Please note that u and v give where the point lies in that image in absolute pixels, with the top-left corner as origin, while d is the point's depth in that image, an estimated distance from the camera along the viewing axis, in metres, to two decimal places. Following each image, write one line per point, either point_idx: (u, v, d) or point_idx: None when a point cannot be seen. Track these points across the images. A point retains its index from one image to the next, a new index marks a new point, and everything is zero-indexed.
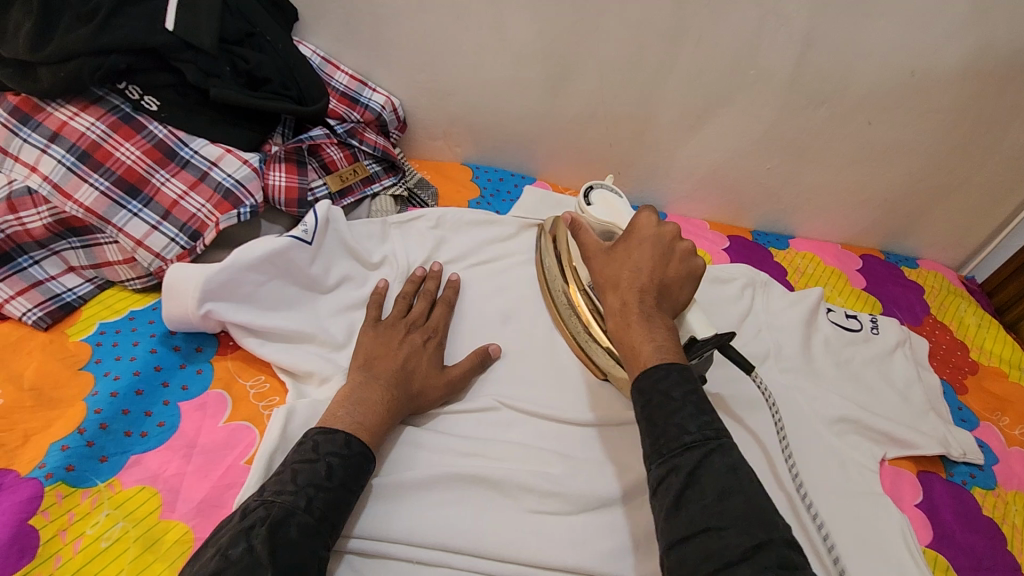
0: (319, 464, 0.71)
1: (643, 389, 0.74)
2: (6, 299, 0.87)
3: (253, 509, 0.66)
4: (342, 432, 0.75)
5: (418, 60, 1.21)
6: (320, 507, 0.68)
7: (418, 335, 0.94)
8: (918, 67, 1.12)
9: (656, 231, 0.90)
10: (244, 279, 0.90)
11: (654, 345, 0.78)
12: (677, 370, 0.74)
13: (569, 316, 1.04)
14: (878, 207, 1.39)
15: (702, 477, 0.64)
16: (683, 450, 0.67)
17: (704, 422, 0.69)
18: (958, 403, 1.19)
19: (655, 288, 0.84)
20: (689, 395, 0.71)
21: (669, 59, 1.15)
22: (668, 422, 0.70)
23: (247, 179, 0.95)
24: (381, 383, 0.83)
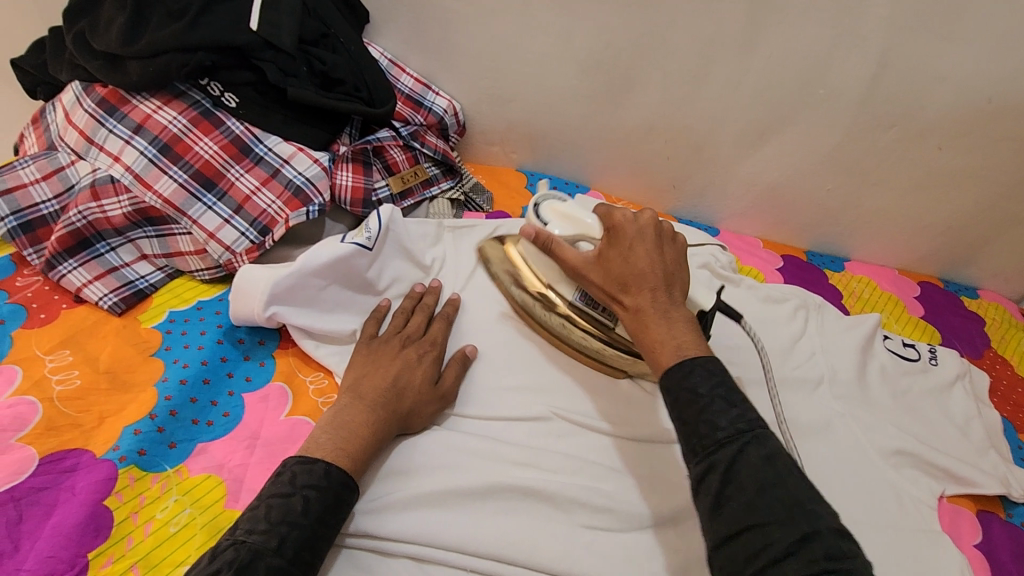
0: (294, 499, 0.69)
1: (670, 387, 0.71)
2: (85, 284, 0.90)
3: (222, 550, 0.64)
4: (323, 462, 0.72)
5: (483, 66, 1.22)
6: (294, 547, 0.65)
7: (413, 350, 0.92)
8: (997, 93, 1.09)
9: (639, 226, 0.85)
10: (306, 283, 0.91)
11: (675, 346, 0.75)
12: (702, 366, 0.71)
13: (551, 319, 1.01)
14: (940, 234, 1.35)
15: (739, 473, 0.62)
16: (717, 448, 0.65)
17: (737, 415, 0.66)
18: (1019, 441, 1.15)
19: (664, 284, 0.80)
20: (718, 388, 0.68)
21: (736, 74, 1.14)
22: (699, 420, 0.67)
23: (317, 177, 0.97)
24: (363, 405, 0.81)
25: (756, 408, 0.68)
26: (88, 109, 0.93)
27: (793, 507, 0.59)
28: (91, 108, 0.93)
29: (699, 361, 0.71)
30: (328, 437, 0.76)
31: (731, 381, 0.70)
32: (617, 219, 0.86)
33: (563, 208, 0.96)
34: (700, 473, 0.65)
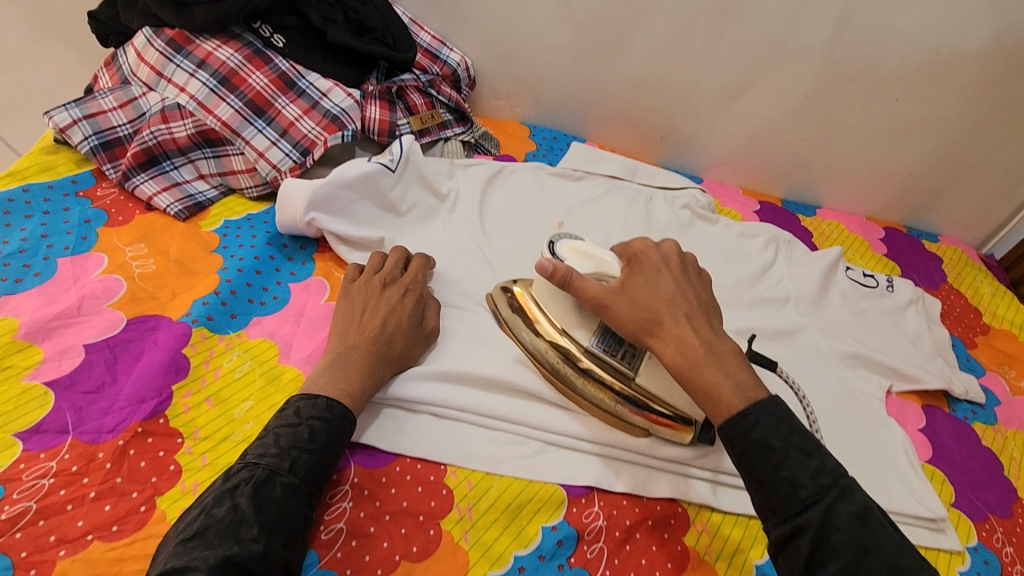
0: (301, 428, 0.75)
1: (737, 441, 0.71)
2: (154, 194, 1.06)
3: (238, 471, 0.70)
4: (324, 397, 0.78)
5: (492, 26, 1.38)
6: (303, 467, 0.72)
7: (395, 291, 0.95)
8: (944, 45, 1.24)
9: (661, 253, 0.88)
10: (340, 196, 1.06)
11: (732, 384, 0.74)
12: (767, 413, 0.71)
13: (562, 366, 0.93)
14: (903, 181, 1.50)
15: (832, 534, 0.64)
16: (802, 509, 0.66)
17: (815, 465, 0.68)
18: (967, 355, 1.30)
19: (696, 311, 0.81)
20: (794, 442, 0.70)
21: (715, 30, 1.29)
22: (777, 478, 0.68)
23: (351, 108, 1.13)
24: (361, 351, 0.85)
25: (832, 457, 0.70)
26: (159, 47, 1.10)
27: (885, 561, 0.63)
28: (161, 47, 1.10)
29: (763, 407, 0.72)
30: (326, 380, 0.81)
31: (798, 428, 0.71)
32: (638, 247, 0.89)
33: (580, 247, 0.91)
34: (782, 533, 0.67)
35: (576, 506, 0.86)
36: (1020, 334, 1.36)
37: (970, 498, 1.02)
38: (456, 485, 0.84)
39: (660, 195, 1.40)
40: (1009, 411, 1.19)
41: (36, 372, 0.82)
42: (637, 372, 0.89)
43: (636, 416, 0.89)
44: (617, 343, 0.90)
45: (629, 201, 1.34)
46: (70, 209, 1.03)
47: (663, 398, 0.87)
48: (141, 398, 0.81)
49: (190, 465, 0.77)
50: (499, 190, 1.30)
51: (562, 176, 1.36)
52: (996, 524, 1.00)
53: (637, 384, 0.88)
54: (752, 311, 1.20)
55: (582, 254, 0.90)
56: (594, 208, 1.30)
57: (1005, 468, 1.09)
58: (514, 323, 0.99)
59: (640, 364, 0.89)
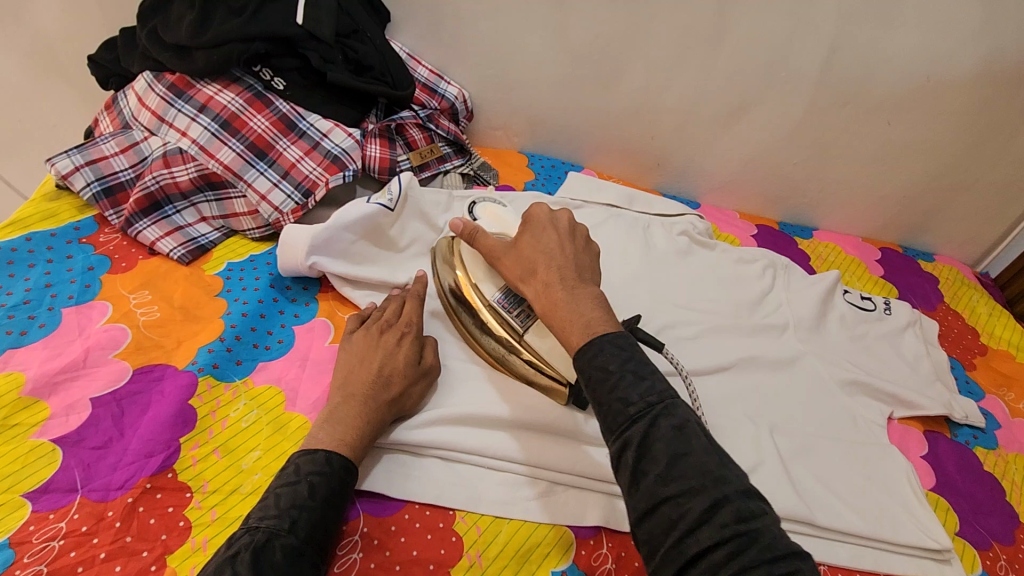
0: (301, 485, 0.73)
1: (583, 367, 0.70)
2: (157, 239, 1.07)
3: (237, 536, 0.69)
4: (323, 451, 0.78)
5: (488, 59, 1.40)
6: (304, 527, 0.70)
7: (392, 335, 0.93)
8: (933, 73, 1.26)
9: (550, 217, 0.91)
10: (340, 237, 1.06)
11: (584, 322, 0.75)
12: (611, 342, 0.71)
13: (471, 322, 1.00)
14: (897, 202, 1.52)
15: (654, 445, 0.62)
16: (630, 423, 0.64)
17: (650, 386, 0.66)
18: (966, 377, 1.31)
19: (570, 265, 0.83)
20: (630, 365, 0.68)
21: (709, 61, 1.31)
22: (611, 397, 0.66)
23: (351, 148, 1.14)
24: (356, 401, 0.84)
25: (664, 378, 0.68)
26: (159, 92, 1.11)
27: (710, 470, 0.60)
28: (162, 92, 1.11)
29: (608, 338, 0.71)
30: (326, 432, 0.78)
31: (639, 356, 0.70)
32: (532, 211, 0.92)
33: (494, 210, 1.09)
34: (618, 450, 0.64)
35: (585, 549, 0.86)
36: (1018, 354, 1.38)
37: (974, 525, 1.03)
38: (465, 531, 0.85)
39: (658, 222, 1.41)
40: (1009, 435, 1.20)
41: (43, 428, 0.82)
42: (526, 329, 0.95)
43: (521, 366, 0.96)
44: (515, 302, 0.96)
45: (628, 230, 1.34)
46: (74, 257, 1.03)
47: (540, 352, 0.94)
48: (149, 453, 0.81)
49: (199, 521, 0.77)
50: (498, 219, 1.29)
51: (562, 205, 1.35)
52: (1000, 552, 1.01)
53: (526, 341, 0.95)
54: (753, 340, 1.21)
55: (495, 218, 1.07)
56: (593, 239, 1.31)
57: (1008, 493, 1.09)
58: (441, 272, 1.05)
59: (531, 323, 0.95)
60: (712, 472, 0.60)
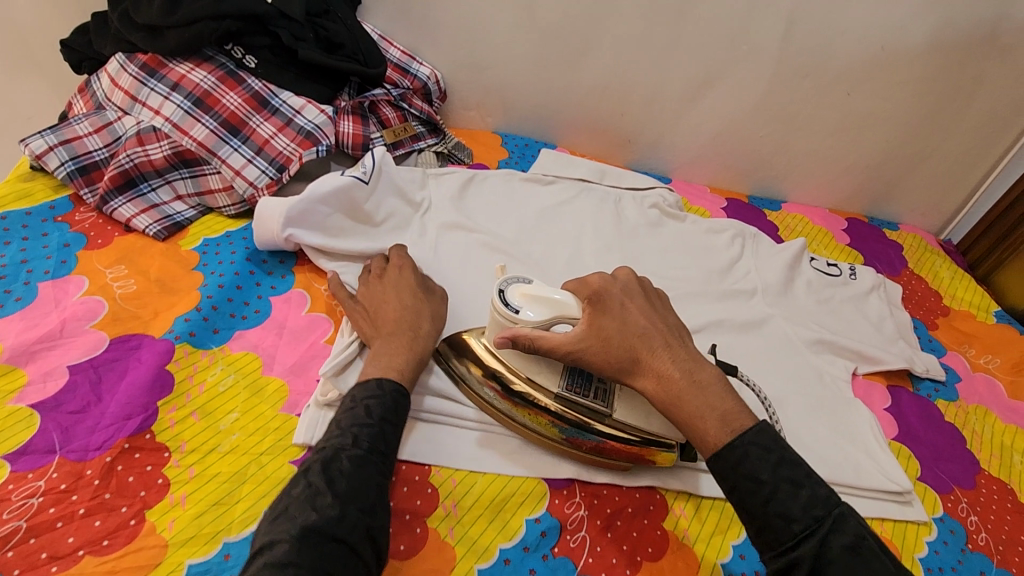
0: (358, 408, 0.78)
1: (727, 475, 0.72)
2: (132, 216, 1.08)
3: (308, 458, 0.74)
4: (374, 378, 0.83)
5: (459, 39, 1.42)
6: (366, 440, 0.75)
7: (393, 274, 1.00)
8: (888, 42, 1.31)
9: (625, 281, 0.87)
10: (314, 210, 1.08)
11: (719, 417, 0.75)
12: (755, 444, 0.72)
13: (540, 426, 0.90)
14: (861, 172, 1.56)
15: (827, 567, 0.65)
16: (797, 542, 0.67)
17: (807, 495, 0.69)
18: (929, 336, 1.35)
19: (668, 334, 0.82)
20: (784, 472, 0.70)
21: (673, 36, 1.35)
22: (769, 513, 0.69)
23: (324, 124, 1.16)
24: (402, 336, 0.90)
25: (824, 485, 0.70)
26: (131, 72, 1.13)
27: (871, 571, 0.64)
28: (134, 72, 1.13)
29: (749, 439, 0.72)
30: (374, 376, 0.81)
31: (788, 458, 0.71)
32: (596, 283, 0.87)
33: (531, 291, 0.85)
34: (781, 568, 0.68)
35: (558, 498, 0.89)
36: (979, 314, 1.43)
37: (936, 471, 1.07)
38: (440, 483, 0.87)
39: (629, 195, 1.44)
40: (969, 388, 1.25)
41: (20, 394, 0.83)
42: (613, 408, 0.88)
43: (621, 454, 0.89)
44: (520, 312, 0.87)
45: (599, 203, 1.38)
46: (49, 234, 1.04)
47: (639, 427, 0.87)
48: (128, 415, 0.82)
49: (177, 478, 0.79)
50: (471, 195, 1.32)
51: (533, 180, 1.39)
52: (960, 495, 1.04)
53: (617, 420, 0.87)
54: (722, 304, 1.25)
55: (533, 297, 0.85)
56: (563, 212, 1.34)
57: (968, 441, 1.14)
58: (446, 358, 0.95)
59: (614, 398, 0.88)
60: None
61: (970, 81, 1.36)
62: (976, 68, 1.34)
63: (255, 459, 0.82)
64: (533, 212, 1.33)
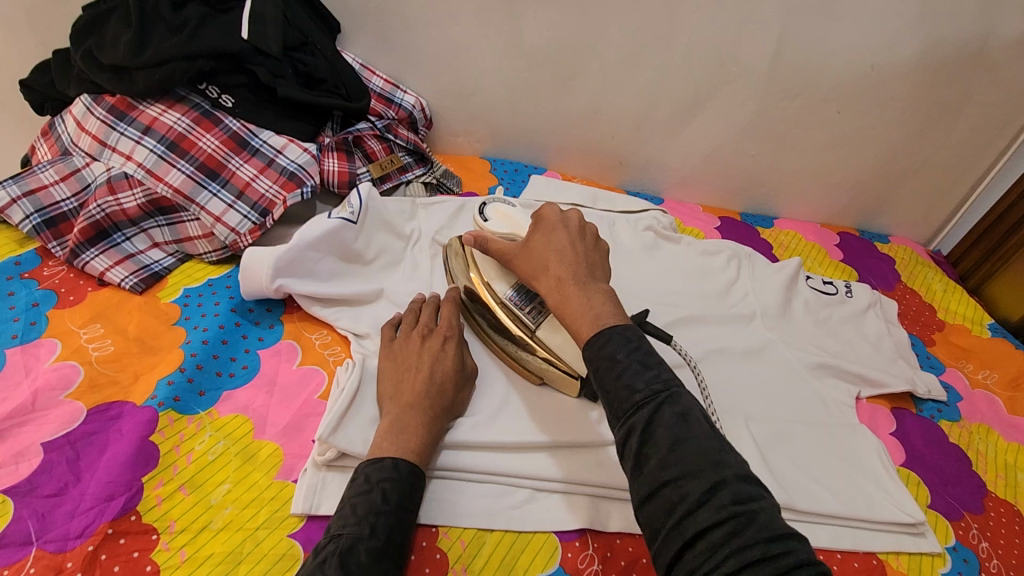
0: (374, 493, 0.75)
1: (591, 357, 0.70)
2: (106, 269, 1.02)
3: (323, 544, 0.71)
4: (390, 457, 0.79)
5: (444, 66, 1.38)
6: (383, 530, 0.72)
7: (436, 340, 0.94)
8: (876, 62, 1.31)
9: (560, 218, 0.89)
10: (304, 256, 1.03)
11: (596, 314, 0.75)
12: (620, 332, 0.71)
13: (484, 320, 1.04)
14: (851, 187, 1.56)
15: (657, 431, 0.63)
16: (636, 410, 0.65)
17: (654, 375, 0.67)
18: (927, 353, 1.35)
19: (585, 261, 0.82)
20: (637, 353, 0.68)
21: (662, 59, 1.33)
22: (618, 385, 0.67)
23: (308, 163, 1.11)
24: (418, 407, 0.85)
25: (669, 367, 0.68)
26: (99, 115, 1.07)
27: (709, 454, 0.61)
28: (102, 115, 1.06)
29: (616, 328, 0.71)
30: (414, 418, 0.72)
31: (646, 347, 0.70)
32: (543, 212, 0.90)
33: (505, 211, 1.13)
34: (623, 437, 0.65)
35: (571, 551, 0.85)
36: (973, 327, 1.43)
37: (945, 497, 1.06)
38: (449, 547, 0.83)
39: (622, 220, 1.42)
40: (970, 406, 1.24)
41: None
42: (538, 326, 0.97)
43: (534, 362, 0.98)
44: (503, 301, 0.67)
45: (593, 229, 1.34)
46: (16, 293, 0.98)
47: (551, 345, 0.95)
48: (110, 496, 0.76)
49: (168, 563, 0.73)
50: (465, 221, 1.25)
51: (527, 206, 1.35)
52: (971, 521, 1.04)
53: (538, 336, 0.96)
54: (723, 332, 1.23)
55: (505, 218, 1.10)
56: None
57: (974, 463, 1.13)
58: (455, 273, 1.09)
59: (543, 320, 0.97)
60: (712, 458, 0.60)
61: (957, 97, 1.36)
62: (963, 84, 1.34)
63: (250, 536, 0.77)
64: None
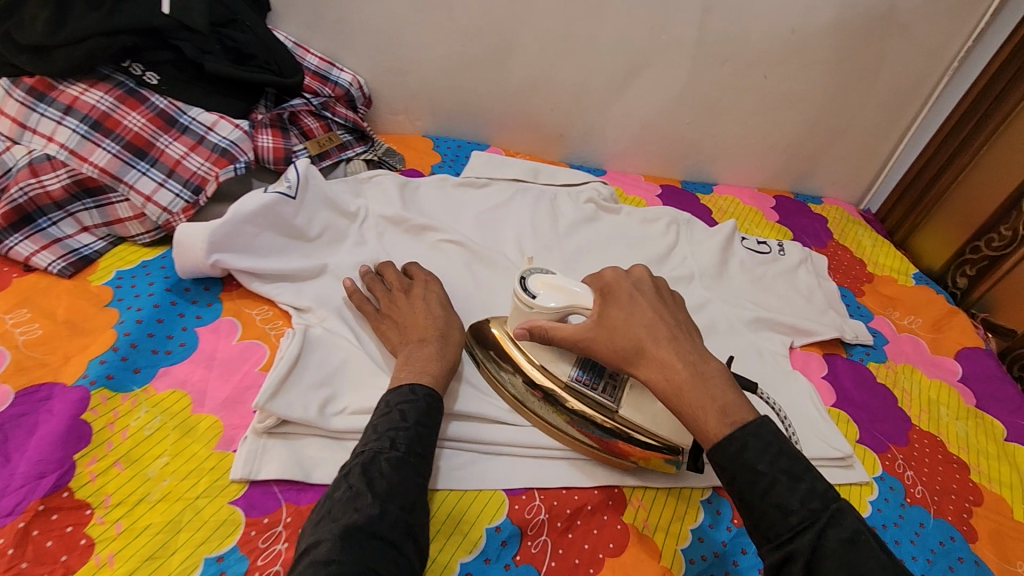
0: (394, 414, 0.79)
1: (725, 467, 0.69)
2: (32, 254, 0.99)
3: (349, 458, 0.74)
4: (406, 384, 0.83)
5: (379, 43, 1.38)
6: (403, 443, 0.76)
7: (417, 289, 1.01)
8: (797, 26, 1.36)
9: (632, 283, 0.84)
10: (242, 231, 1.02)
11: (719, 409, 0.71)
12: (755, 436, 0.69)
13: (550, 413, 0.92)
14: (783, 151, 1.62)
15: (822, 563, 0.63)
16: (793, 535, 0.65)
17: (806, 490, 0.66)
18: (857, 303, 1.42)
19: (660, 321, 0.78)
20: (780, 465, 0.68)
21: (594, 29, 1.35)
22: (766, 504, 0.67)
23: (240, 139, 1.10)
24: (430, 341, 0.91)
25: (825, 480, 0.68)
26: (18, 98, 1.03)
27: (864, 573, 0.61)
28: (21, 97, 1.03)
29: (751, 430, 0.69)
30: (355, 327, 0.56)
31: (787, 450, 0.69)
32: (609, 279, 0.85)
33: (552, 280, 0.89)
34: (783, 566, 0.65)
35: (517, 504, 0.87)
36: (900, 278, 1.51)
37: (872, 432, 1.12)
38: None
39: (564, 193, 1.44)
40: (896, 348, 1.32)
41: None
42: (620, 403, 0.88)
43: (620, 448, 0.89)
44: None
45: (534, 203, 1.36)
46: None
47: (642, 424, 0.87)
48: (40, 474, 0.75)
49: (103, 536, 0.73)
50: (406, 199, 1.27)
51: (466, 184, 1.37)
52: (896, 452, 1.10)
53: (623, 416, 0.88)
54: None
55: (555, 289, 0.89)
56: (496, 212, 1.33)
57: (899, 400, 1.20)
58: (495, 370, 0.96)
59: (622, 394, 0.89)
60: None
61: (874, 58, 1.43)
62: (879, 45, 1.41)
63: (190, 505, 0.77)
64: (471, 217, 1.29)
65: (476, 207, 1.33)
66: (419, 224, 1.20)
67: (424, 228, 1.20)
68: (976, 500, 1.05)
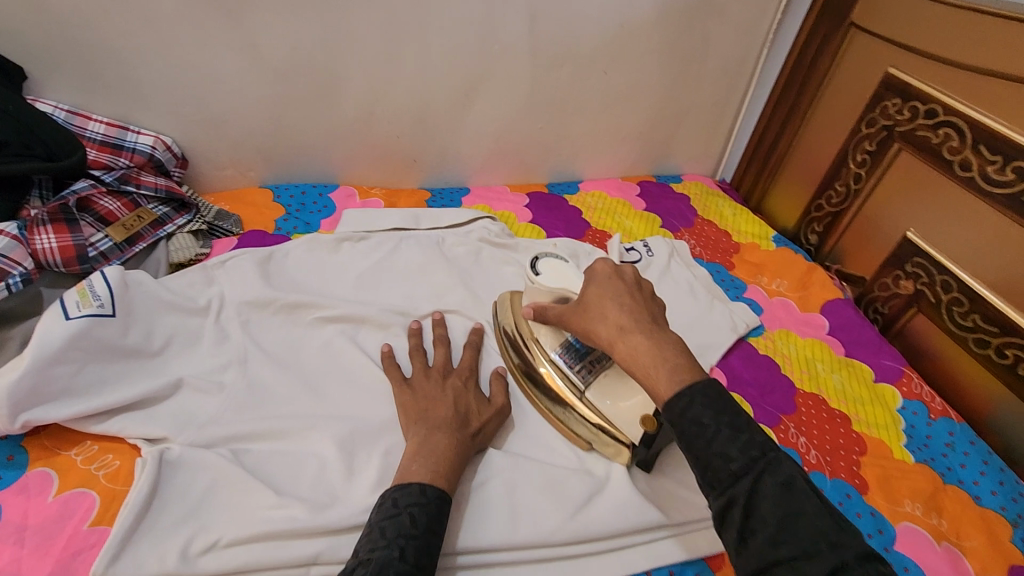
0: (403, 517, 0.70)
1: (674, 423, 0.64)
2: None
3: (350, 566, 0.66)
4: (418, 483, 0.75)
5: (180, 96, 1.19)
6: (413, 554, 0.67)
7: (456, 377, 0.95)
8: (623, 19, 1.36)
9: None
10: (51, 376, 0.83)
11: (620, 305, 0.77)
12: (703, 392, 0.65)
13: (540, 401, 0.99)
14: (638, 139, 1.64)
15: (761, 506, 0.59)
16: (733, 481, 0.60)
17: (747, 441, 0.62)
18: (730, 276, 1.47)
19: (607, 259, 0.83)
20: (723, 416, 0.63)
21: (422, 48, 1.26)
22: (710, 454, 0.62)
23: (9, 247, 0.92)
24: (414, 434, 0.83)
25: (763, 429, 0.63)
26: None
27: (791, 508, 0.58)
28: None
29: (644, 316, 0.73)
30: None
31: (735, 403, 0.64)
32: None
33: (559, 266, 1.13)
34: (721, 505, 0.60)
35: None
36: (762, 243, 1.58)
37: (764, 407, 1.16)
38: None
39: (451, 233, 1.30)
40: (771, 315, 1.38)
41: None
42: (589, 386, 0.95)
43: (586, 429, 0.94)
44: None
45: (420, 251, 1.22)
46: None
47: (601, 411, 0.93)
48: None
49: None
50: (271, 276, 1.11)
51: (338, 242, 1.20)
52: (788, 422, 1.14)
53: (589, 399, 0.94)
54: None
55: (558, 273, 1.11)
56: (382, 269, 1.18)
57: (782, 367, 1.25)
58: (503, 320, 1.07)
59: (593, 380, 0.95)
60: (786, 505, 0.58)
61: (700, 40, 1.47)
62: (702, 26, 1.44)
63: None
64: (351, 278, 1.15)
65: (363, 266, 1.18)
66: (290, 301, 1.05)
67: (297, 305, 1.05)
68: (862, 450, 1.11)
